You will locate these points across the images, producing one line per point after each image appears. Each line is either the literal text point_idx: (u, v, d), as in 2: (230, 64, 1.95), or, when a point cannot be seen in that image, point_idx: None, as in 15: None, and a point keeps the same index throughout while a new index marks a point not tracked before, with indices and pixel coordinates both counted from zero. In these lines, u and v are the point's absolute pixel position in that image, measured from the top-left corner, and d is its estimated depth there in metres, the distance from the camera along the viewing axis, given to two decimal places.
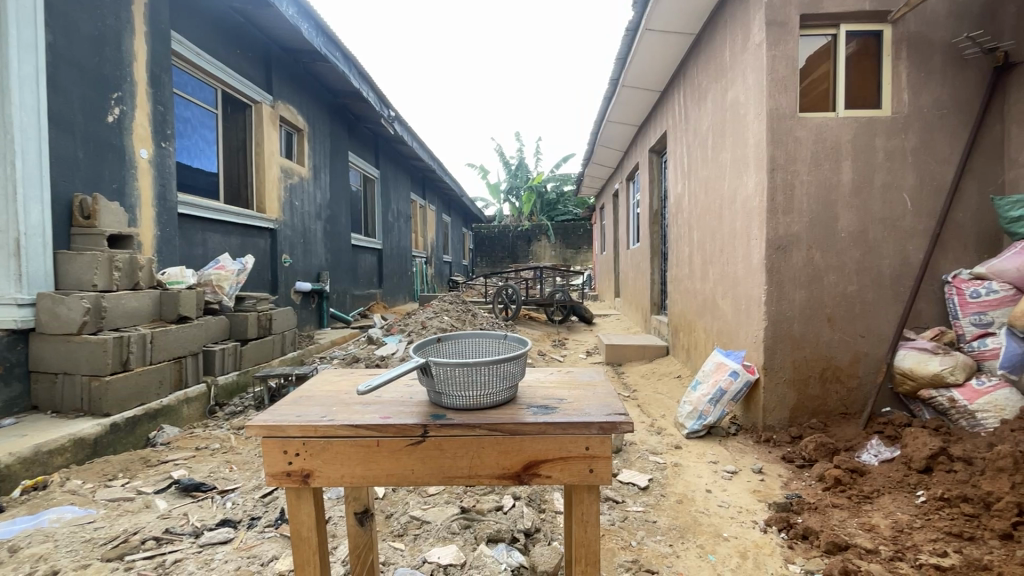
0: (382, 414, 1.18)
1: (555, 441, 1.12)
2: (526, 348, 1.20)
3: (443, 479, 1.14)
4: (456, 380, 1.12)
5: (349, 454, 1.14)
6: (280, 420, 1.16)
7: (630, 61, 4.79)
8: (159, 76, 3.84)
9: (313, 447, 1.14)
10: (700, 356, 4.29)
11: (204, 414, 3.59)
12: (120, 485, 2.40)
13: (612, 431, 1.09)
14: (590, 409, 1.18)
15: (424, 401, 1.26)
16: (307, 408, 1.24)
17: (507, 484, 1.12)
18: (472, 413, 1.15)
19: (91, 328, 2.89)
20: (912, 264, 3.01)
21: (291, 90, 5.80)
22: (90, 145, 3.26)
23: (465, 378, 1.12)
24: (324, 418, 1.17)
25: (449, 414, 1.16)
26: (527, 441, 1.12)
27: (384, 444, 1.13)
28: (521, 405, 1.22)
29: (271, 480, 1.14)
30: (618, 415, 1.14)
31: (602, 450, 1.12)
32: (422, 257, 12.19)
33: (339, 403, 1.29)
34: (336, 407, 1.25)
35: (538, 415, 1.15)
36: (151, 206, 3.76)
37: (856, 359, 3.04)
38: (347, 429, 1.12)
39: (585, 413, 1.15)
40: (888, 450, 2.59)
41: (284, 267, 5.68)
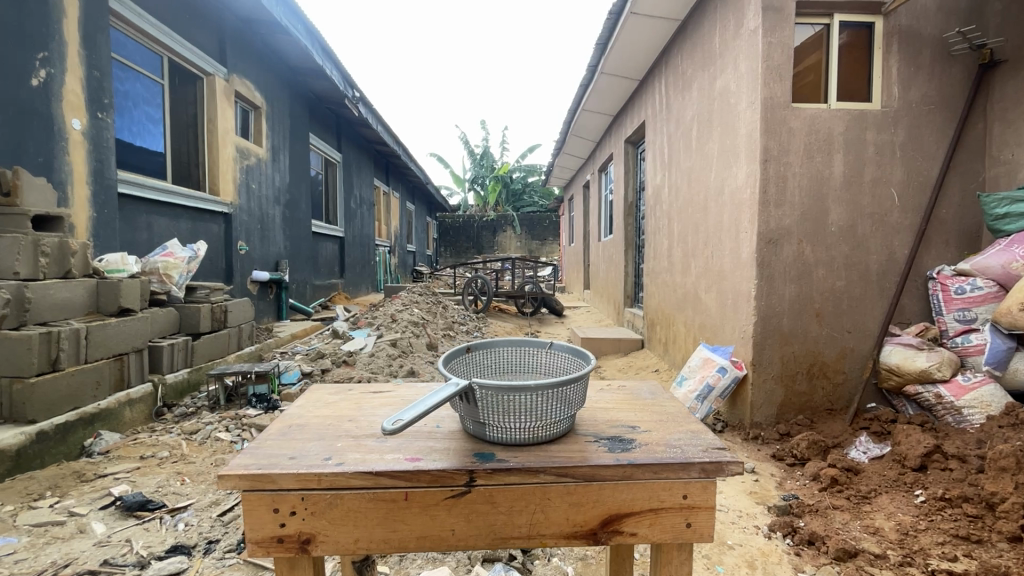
0: (408, 455, 1.00)
1: (648, 489, 0.99)
2: (590, 371, 1.06)
3: (495, 541, 0.98)
4: (504, 410, 0.99)
5: (367, 513, 0.94)
6: (267, 465, 0.95)
7: (611, 46, 4.63)
8: (94, 35, 3.38)
9: (317, 504, 0.94)
10: (679, 351, 4.24)
11: (150, 417, 3.22)
12: (47, 505, 2.06)
13: (717, 473, 0.97)
14: (680, 442, 1.07)
15: (456, 433, 1.11)
16: (302, 444, 1.04)
17: (581, 544, 0.98)
18: (529, 457, 0.99)
19: (12, 323, 2.51)
20: (898, 260, 3.01)
21: (247, 63, 5.34)
22: (8, 110, 2.82)
23: (514, 406, 0.98)
24: (329, 461, 0.98)
25: (497, 453, 1.01)
26: (607, 491, 0.98)
27: (413, 497, 0.94)
28: (584, 436, 1.09)
29: (255, 548, 0.94)
30: (718, 452, 1.02)
31: (704, 500, 1.00)
32: (385, 246, 11.75)
33: (340, 436, 1.09)
34: (343, 443, 1.06)
35: (623, 454, 1.00)
36: (86, 184, 3.32)
37: (843, 355, 3.02)
38: (364, 479, 0.93)
39: (677, 449, 1.04)
40: (877, 447, 2.57)
41: (239, 255, 5.26)
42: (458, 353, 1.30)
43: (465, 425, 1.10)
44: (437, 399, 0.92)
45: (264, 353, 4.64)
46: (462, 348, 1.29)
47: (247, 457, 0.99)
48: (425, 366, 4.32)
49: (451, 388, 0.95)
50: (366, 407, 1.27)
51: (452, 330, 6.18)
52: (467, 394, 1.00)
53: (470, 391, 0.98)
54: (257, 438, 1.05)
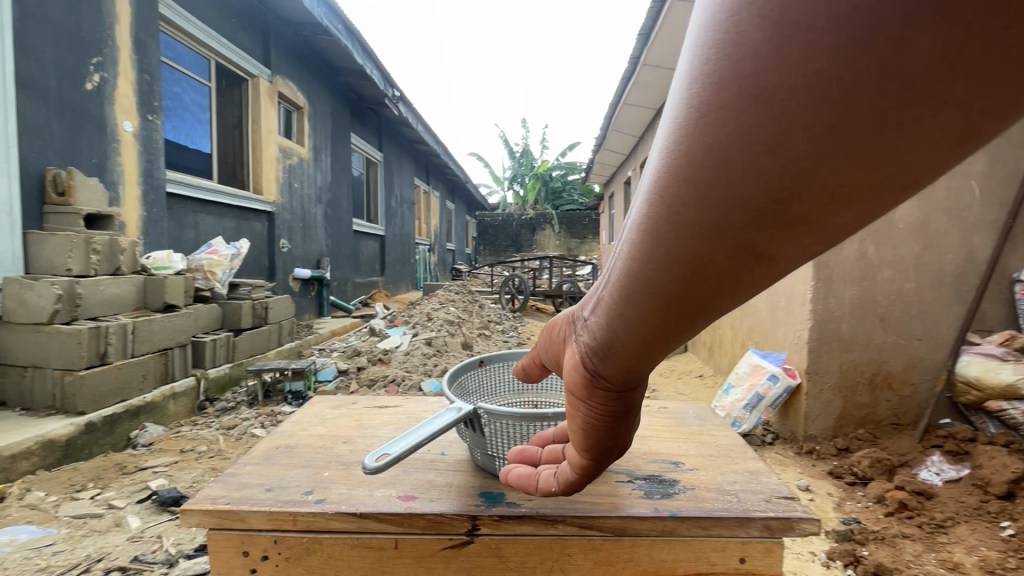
0: (400, 494, 0.93)
1: (692, 546, 0.86)
2: None
3: None
4: (515, 442, 0.94)
5: (350, 560, 0.87)
6: (238, 499, 0.90)
7: (655, 36, 4.43)
8: (144, 41, 3.49)
9: (289, 547, 0.87)
10: (724, 356, 4.02)
11: (192, 411, 3.31)
12: (89, 497, 2.13)
13: (786, 532, 0.85)
14: (736, 487, 0.96)
15: (476, 467, 1.03)
16: (287, 473, 1.01)
17: None
18: (546, 500, 0.91)
19: (64, 317, 2.60)
20: (978, 260, 2.70)
21: (291, 65, 5.45)
22: (64, 114, 2.93)
23: (527, 436, 0.93)
24: (310, 497, 0.91)
25: (509, 495, 0.93)
26: (641, 547, 0.87)
27: (403, 545, 0.87)
28: (619, 475, 1.01)
29: None
30: (786, 503, 0.90)
31: (767, 563, 0.87)
32: (425, 244, 11.84)
33: (330, 464, 1.06)
34: (333, 475, 1.00)
35: (663, 504, 0.90)
36: (136, 183, 3.44)
37: (911, 365, 2.75)
38: (346, 521, 0.86)
39: (738, 496, 0.93)
40: (954, 469, 2.30)
41: (282, 253, 5.38)
42: (469, 368, 1.27)
43: (473, 456, 1.05)
44: (431, 429, 0.86)
45: (304, 349, 4.72)
46: (474, 362, 1.26)
47: (218, 486, 0.96)
48: None
49: (453, 413, 0.91)
50: (368, 426, 1.28)
51: (488, 329, 6.11)
52: (474, 422, 0.95)
53: (476, 419, 0.94)
54: (238, 463, 1.03)
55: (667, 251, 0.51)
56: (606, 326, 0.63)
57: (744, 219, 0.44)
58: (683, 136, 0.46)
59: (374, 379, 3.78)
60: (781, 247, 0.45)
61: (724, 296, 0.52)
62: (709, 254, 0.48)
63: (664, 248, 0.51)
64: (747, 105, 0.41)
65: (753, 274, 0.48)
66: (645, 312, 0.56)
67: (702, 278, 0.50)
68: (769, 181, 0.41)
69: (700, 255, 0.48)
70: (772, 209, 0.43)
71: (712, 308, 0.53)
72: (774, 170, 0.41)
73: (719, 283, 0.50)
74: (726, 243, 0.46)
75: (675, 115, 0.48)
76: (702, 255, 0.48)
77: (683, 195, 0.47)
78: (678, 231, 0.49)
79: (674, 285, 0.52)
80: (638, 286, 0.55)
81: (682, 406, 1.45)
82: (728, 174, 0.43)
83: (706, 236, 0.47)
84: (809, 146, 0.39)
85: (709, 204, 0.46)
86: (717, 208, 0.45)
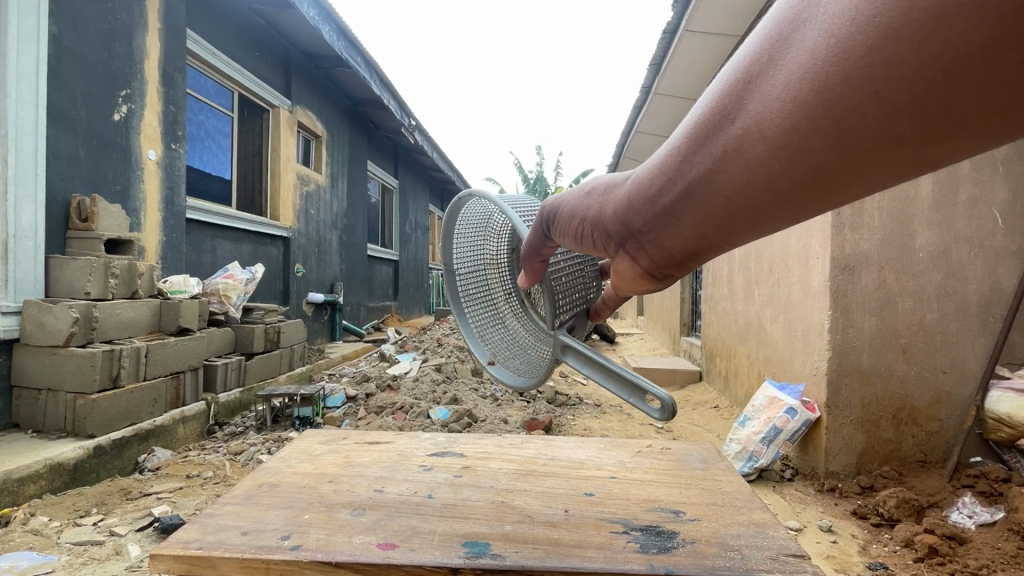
0: (381, 541, 0.89)
1: None
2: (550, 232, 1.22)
3: None
4: (567, 285, 1.17)
5: None
6: (211, 544, 0.88)
7: (666, 66, 4.48)
8: (172, 74, 3.63)
9: None
10: (740, 386, 3.89)
11: (201, 435, 3.30)
12: (91, 523, 2.13)
13: None
14: (742, 541, 0.91)
15: (471, 514, 1.00)
16: (264, 515, 0.98)
17: None
18: (535, 552, 0.87)
19: (80, 340, 2.64)
20: (1003, 290, 2.62)
21: (311, 95, 5.62)
22: (92, 143, 3.04)
23: (569, 288, 1.18)
24: (285, 543, 0.88)
25: (496, 545, 0.88)
26: None
27: None
28: (618, 526, 0.96)
29: None
30: (796, 560, 0.85)
31: None
32: (439, 269, 11.91)
33: (312, 505, 1.03)
34: (316, 519, 0.97)
35: (660, 559, 0.84)
36: (158, 210, 3.52)
37: (937, 399, 2.64)
38: (321, 571, 0.82)
39: (745, 551, 0.88)
40: (987, 513, 2.18)
41: (296, 278, 5.44)
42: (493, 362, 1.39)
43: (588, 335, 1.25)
44: (601, 362, 1.03)
45: (314, 374, 4.73)
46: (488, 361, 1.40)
47: (195, 528, 0.94)
48: (469, 393, 4.17)
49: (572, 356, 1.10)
50: (356, 465, 1.25)
51: None
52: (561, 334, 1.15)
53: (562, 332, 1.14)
54: (217, 503, 1.01)
55: (805, 169, 0.56)
56: (708, 234, 0.72)
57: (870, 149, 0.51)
58: (856, 72, 0.48)
59: (382, 406, 3.73)
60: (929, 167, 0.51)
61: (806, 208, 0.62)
62: (847, 172, 0.54)
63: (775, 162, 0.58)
64: (946, 53, 0.43)
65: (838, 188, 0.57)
66: (761, 215, 0.65)
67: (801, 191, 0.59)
68: (932, 124, 0.46)
69: (838, 171, 0.55)
70: (924, 145, 0.48)
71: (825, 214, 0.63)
72: (938, 112, 0.45)
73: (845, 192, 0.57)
74: (869, 165, 0.52)
75: (841, 44, 0.48)
76: (843, 171, 0.54)
77: (840, 121, 0.51)
78: (827, 153, 0.53)
79: (797, 198, 0.60)
80: (761, 196, 0.62)
81: (687, 447, 1.40)
82: (894, 110, 0.47)
83: (851, 159, 0.53)
84: (984, 94, 0.43)
85: (872, 133, 0.50)
86: (873, 135, 0.50)
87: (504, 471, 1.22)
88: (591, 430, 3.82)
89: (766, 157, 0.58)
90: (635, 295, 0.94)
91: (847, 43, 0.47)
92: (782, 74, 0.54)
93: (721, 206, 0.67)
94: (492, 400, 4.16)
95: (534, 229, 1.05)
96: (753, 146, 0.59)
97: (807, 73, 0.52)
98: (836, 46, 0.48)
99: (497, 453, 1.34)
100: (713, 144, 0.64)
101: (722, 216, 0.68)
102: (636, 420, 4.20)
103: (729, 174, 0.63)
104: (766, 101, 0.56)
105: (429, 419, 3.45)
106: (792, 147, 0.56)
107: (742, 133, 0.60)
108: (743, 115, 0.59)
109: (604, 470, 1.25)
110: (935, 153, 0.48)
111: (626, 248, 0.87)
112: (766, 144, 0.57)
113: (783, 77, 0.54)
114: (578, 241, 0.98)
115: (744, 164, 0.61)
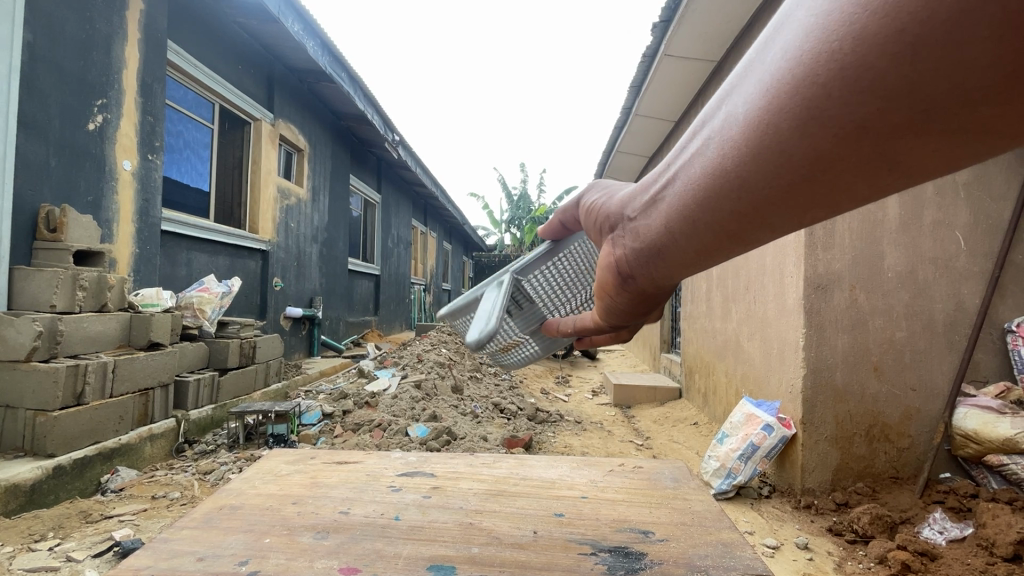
0: (344, 565, 0.87)
1: None
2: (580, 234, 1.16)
3: None
4: (551, 283, 1.17)
5: None
6: (164, 571, 0.84)
7: (645, 88, 4.59)
8: (151, 84, 3.58)
9: None
10: (719, 404, 3.92)
11: (170, 454, 3.18)
12: (47, 548, 2.03)
13: None
14: (709, 559, 0.92)
15: (441, 537, 0.98)
16: (225, 539, 0.95)
17: None
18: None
19: (43, 355, 2.54)
20: (967, 309, 2.71)
21: (294, 108, 5.60)
22: (63, 152, 2.96)
23: (547, 280, 1.17)
24: (243, 568, 0.86)
25: (462, 567, 0.87)
26: None
27: None
28: (589, 547, 0.96)
29: None
30: None
31: None
32: (420, 284, 11.86)
33: (274, 528, 1.00)
34: (278, 543, 0.94)
35: None
36: (131, 221, 3.44)
37: (908, 416, 2.70)
38: None
39: (712, 571, 0.88)
40: (957, 528, 2.23)
41: (274, 292, 5.35)
42: None
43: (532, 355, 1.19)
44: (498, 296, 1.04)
45: (290, 391, 4.62)
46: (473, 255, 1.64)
47: (147, 554, 0.90)
48: (449, 410, 4.12)
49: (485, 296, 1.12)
50: (323, 485, 1.22)
51: (480, 372, 6.04)
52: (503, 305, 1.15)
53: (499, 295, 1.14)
54: (173, 527, 0.97)
55: (766, 155, 0.49)
56: (675, 228, 0.65)
57: (832, 141, 0.43)
58: (826, 48, 0.41)
59: (359, 423, 3.66)
60: (895, 169, 0.42)
61: (774, 215, 0.53)
62: (807, 163, 0.46)
63: (741, 151, 0.52)
64: (910, 28, 0.35)
65: (804, 196, 0.49)
66: (725, 208, 0.56)
67: (765, 189, 0.51)
68: (891, 108, 0.38)
69: (801, 161, 0.47)
70: (887, 135, 0.40)
71: (793, 225, 0.53)
72: (900, 98, 0.37)
73: (806, 195, 0.49)
74: (833, 159, 0.44)
75: (826, 16, 0.41)
76: (801, 163, 0.47)
77: (806, 104, 0.44)
78: (791, 137, 0.46)
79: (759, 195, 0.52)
80: (725, 182, 0.54)
81: (659, 466, 1.40)
82: (861, 92, 0.39)
83: (810, 146, 0.45)
84: (945, 80, 0.34)
85: (831, 114, 0.42)
86: (833, 115, 0.42)
87: (475, 491, 1.21)
88: (571, 447, 3.80)
89: (742, 138, 0.51)
90: (611, 305, 0.86)
91: (828, 18, 0.41)
92: (776, 56, 0.48)
93: (690, 195, 0.59)
94: (472, 417, 4.11)
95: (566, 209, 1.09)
96: (733, 133, 0.53)
97: (796, 47, 0.45)
98: (821, 17, 0.42)
99: (468, 472, 1.32)
100: (711, 125, 0.58)
101: (688, 207, 0.60)
102: (616, 437, 4.20)
103: (708, 159, 0.57)
104: (755, 86, 0.50)
105: (408, 437, 3.38)
106: (766, 127, 0.48)
107: (731, 115, 0.53)
108: (740, 95, 0.53)
109: (576, 489, 1.24)
110: (897, 146, 0.40)
111: (615, 238, 0.82)
112: (746, 125, 0.51)
113: (776, 58, 0.47)
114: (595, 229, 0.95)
115: (724, 145, 0.54)
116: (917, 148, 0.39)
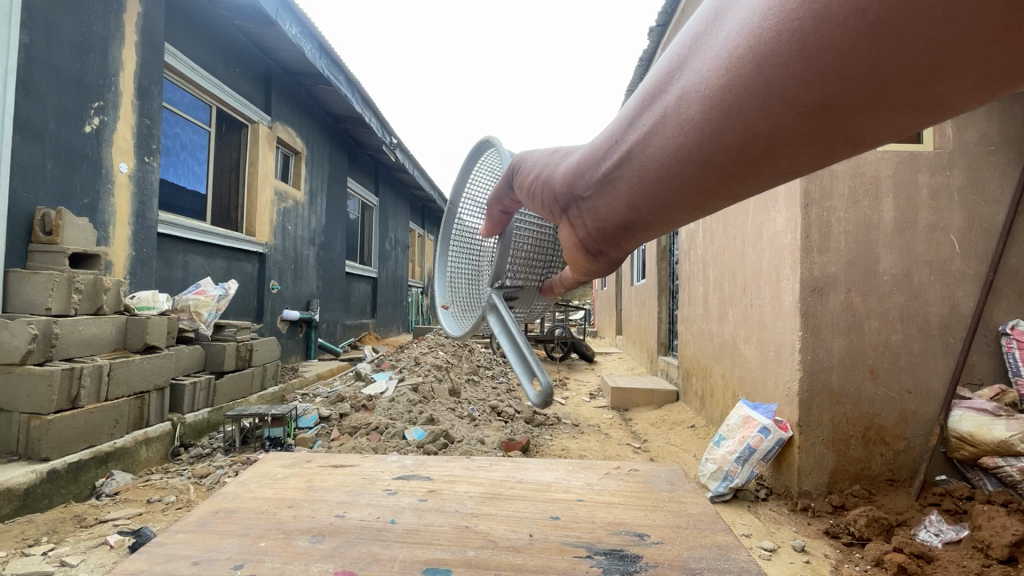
0: (341, 568, 0.87)
1: None
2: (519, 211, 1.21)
3: None
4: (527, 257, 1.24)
5: None
6: None
7: None
8: (148, 87, 3.58)
9: None
10: (716, 406, 3.92)
11: (165, 458, 3.16)
12: (41, 552, 2.02)
13: None
14: (704, 562, 0.92)
15: (436, 541, 0.98)
16: (220, 543, 0.95)
17: None
18: None
19: (37, 358, 2.52)
20: (962, 312, 2.72)
21: (292, 111, 5.61)
22: (59, 154, 2.95)
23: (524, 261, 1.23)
24: (237, 573, 0.85)
25: (457, 570, 0.87)
26: None
27: None
28: (584, 550, 0.96)
29: None
30: None
31: None
32: (418, 287, 11.85)
33: (270, 532, 1.00)
34: (274, 547, 0.94)
35: None
36: (128, 224, 3.43)
37: (904, 419, 2.71)
38: None
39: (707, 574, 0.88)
40: (952, 531, 2.24)
41: (271, 295, 5.34)
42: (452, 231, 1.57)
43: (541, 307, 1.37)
44: (515, 336, 1.05)
45: (286, 394, 4.61)
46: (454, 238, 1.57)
47: (141, 559, 0.90)
48: (446, 413, 4.11)
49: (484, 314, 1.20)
50: (319, 489, 1.21)
51: (477, 375, 6.03)
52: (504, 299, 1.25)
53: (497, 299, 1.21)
54: (167, 532, 0.97)
55: (727, 140, 0.47)
56: (636, 207, 0.63)
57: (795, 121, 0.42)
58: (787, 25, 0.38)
59: (356, 426, 3.65)
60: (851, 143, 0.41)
61: (738, 190, 0.52)
62: (770, 142, 0.45)
63: (696, 135, 0.49)
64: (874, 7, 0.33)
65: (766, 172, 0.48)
66: (689, 189, 0.55)
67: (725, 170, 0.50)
68: (857, 87, 0.37)
69: (763, 143, 0.45)
70: (848, 113, 0.39)
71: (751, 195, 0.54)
72: (862, 78, 0.36)
73: (769, 172, 0.48)
74: (795, 137, 0.43)
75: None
76: (764, 145, 0.45)
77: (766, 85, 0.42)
78: (755, 118, 0.44)
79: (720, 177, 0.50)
80: (682, 165, 0.53)
81: (655, 469, 1.40)
82: (822, 70, 0.38)
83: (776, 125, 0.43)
84: (908, 54, 0.33)
85: (797, 94, 0.40)
86: (797, 95, 0.40)
87: (471, 495, 1.20)
88: (568, 450, 3.80)
89: (696, 120, 0.49)
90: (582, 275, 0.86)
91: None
92: (726, 32, 0.45)
93: (647, 176, 0.58)
94: (469, 420, 4.11)
95: (501, 179, 1.07)
96: (685, 117, 0.50)
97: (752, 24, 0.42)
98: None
99: (464, 476, 1.32)
100: (654, 102, 0.55)
101: (647, 190, 0.59)
102: (614, 440, 4.20)
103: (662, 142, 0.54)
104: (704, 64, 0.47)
105: (404, 440, 3.37)
106: (719, 111, 0.46)
107: (680, 95, 0.50)
108: (686, 69, 0.50)
109: (571, 492, 1.24)
110: (856, 123, 0.39)
111: (570, 217, 0.79)
112: (700, 106, 0.48)
113: (728, 34, 0.45)
114: (536, 207, 0.91)
115: (677, 128, 0.51)
116: (875, 123, 0.39)
